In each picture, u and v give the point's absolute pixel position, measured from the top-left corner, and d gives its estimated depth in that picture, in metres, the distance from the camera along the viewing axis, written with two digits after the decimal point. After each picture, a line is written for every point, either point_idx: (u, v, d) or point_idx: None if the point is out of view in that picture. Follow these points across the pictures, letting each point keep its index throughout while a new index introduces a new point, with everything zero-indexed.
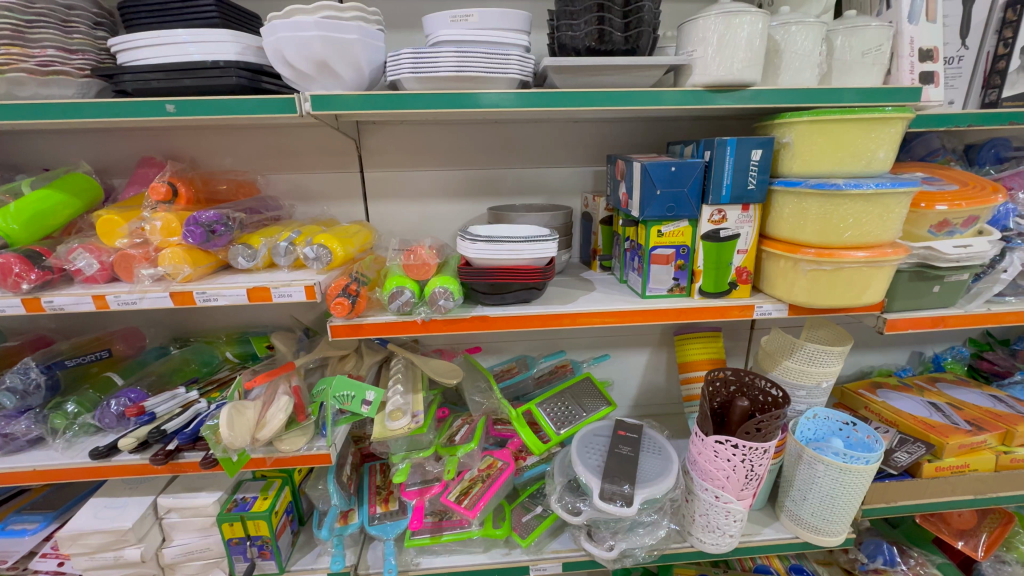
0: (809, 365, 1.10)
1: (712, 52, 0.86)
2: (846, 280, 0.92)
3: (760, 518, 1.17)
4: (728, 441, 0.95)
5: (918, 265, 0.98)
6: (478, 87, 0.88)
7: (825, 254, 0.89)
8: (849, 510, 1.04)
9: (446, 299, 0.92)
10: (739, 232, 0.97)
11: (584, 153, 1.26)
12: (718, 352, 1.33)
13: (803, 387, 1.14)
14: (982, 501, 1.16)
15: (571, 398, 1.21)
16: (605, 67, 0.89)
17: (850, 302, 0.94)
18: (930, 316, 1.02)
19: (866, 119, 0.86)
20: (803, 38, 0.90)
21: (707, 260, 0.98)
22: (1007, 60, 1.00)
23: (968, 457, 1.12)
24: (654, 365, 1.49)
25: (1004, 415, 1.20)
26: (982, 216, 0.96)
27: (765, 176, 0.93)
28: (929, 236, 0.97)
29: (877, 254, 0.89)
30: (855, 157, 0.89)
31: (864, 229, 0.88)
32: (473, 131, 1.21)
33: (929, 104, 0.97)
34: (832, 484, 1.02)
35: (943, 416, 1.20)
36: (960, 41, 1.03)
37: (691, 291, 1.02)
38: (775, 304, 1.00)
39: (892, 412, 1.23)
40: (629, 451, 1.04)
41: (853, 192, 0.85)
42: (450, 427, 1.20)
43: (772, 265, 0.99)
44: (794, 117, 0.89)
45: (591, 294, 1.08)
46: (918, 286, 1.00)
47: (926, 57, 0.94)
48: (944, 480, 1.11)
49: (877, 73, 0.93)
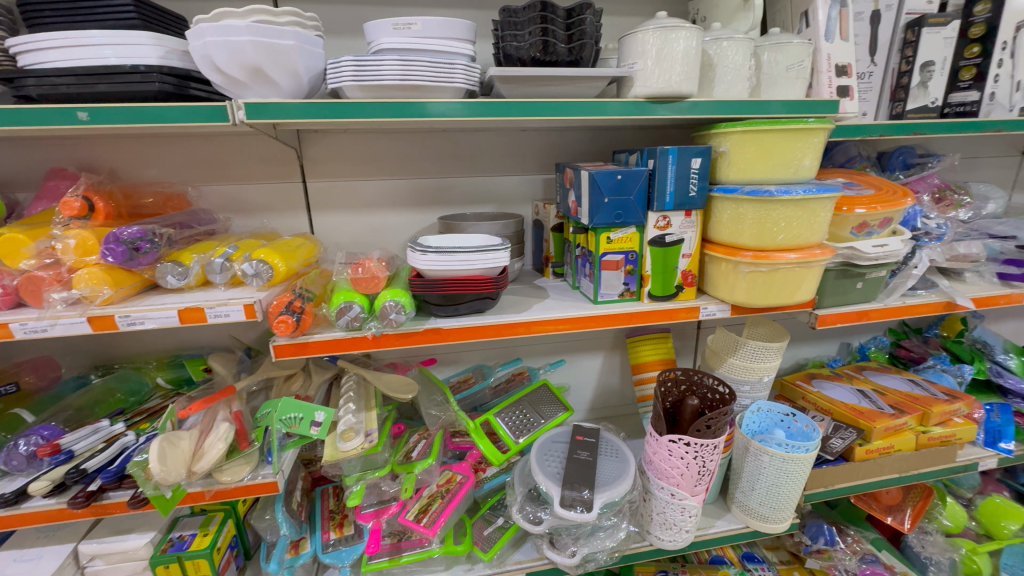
0: (752, 361, 1.17)
1: (651, 64, 0.89)
2: (781, 280, 0.98)
3: (713, 511, 1.21)
4: (681, 440, 0.98)
5: (843, 264, 1.06)
6: (423, 96, 0.86)
7: (761, 256, 0.94)
8: (792, 496, 1.10)
9: (397, 312, 0.89)
10: (683, 237, 1.01)
11: (532, 162, 1.27)
12: (668, 352, 1.38)
13: (747, 382, 1.20)
14: (906, 478, 1.26)
15: (528, 406, 1.21)
16: (550, 78, 0.90)
17: (785, 300, 1.00)
18: (855, 311, 1.10)
19: (792, 130, 0.92)
20: (733, 53, 0.95)
21: (655, 265, 1.01)
22: (909, 76, 1.09)
23: (893, 439, 1.21)
24: (608, 368, 1.52)
25: (922, 398, 1.31)
26: (894, 218, 1.05)
27: (705, 183, 0.97)
28: (851, 237, 1.04)
29: (807, 255, 0.96)
30: (784, 165, 0.94)
31: (795, 231, 0.94)
32: (420, 140, 1.19)
33: (846, 115, 1.05)
34: (777, 474, 1.07)
35: (870, 402, 1.30)
36: (870, 59, 1.10)
37: (640, 295, 1.05)
38: (719, 305, 1.05)
39: (826, 401, 1.32)
40: (587, 456, 1.04)
41: (783, 198, 0.90)
42: (406, 443, 1.17)
43: (714, 269, 1.04)
44: (727, 128, 0.94)
45: (544, 301, 1.09)
46: (843, 283, 1.08)
47: (841, 73, 1.02)
48: (873, 462, 1.20)
49: (799, 86, 1.00)
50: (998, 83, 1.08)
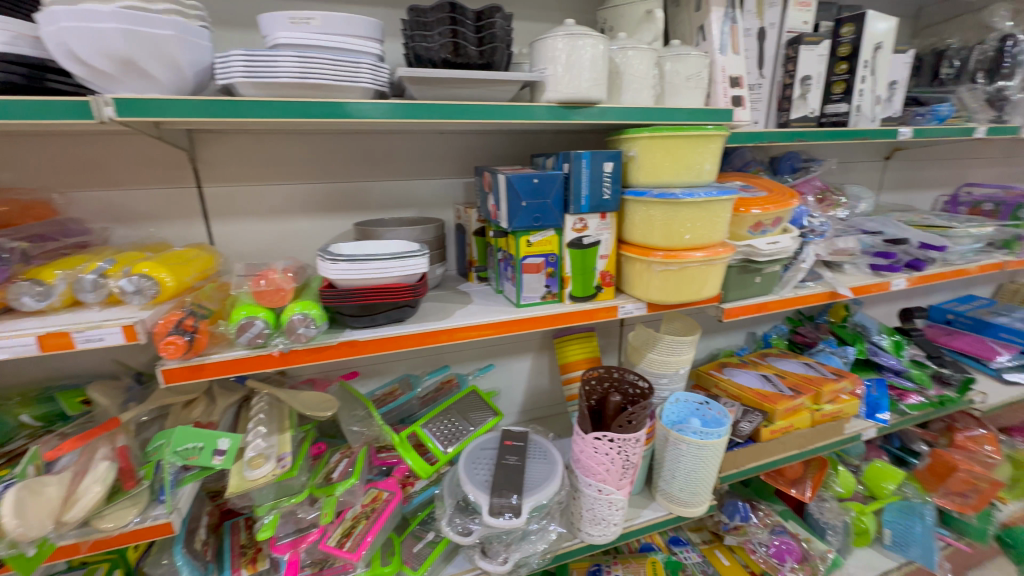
0: (668, 355, 1.23)
1: (562, 70, 0.91)
2: (689, 278, 1.04)
3: (639, 501, 1.26)
4: (605, 437, 1.01)
5: (743, 261, 1.14)
6: (326, 96, 0.81)
7: (671, 256, 1.00)
8: (707, 480, 1.17)
9: (306, 326, 0.84)
10: (600, 238, 1.03)
11: (452, 165, 1.25)
12: (593, 350, 1.42)
13: (665, 375, 1.26)
14: (805, 453, 1.39)
15: (457, 414, 1.21)
16: (462, 80, 0.89)
17: (694, 296, 1.07)
18: (755, 303, 1.19)
19: (693, 136, 0.98)
20: (638, 62, 0.99)
21: (574, 267, 1.03)
22: (791, 88, 1.21)
23: (792, 418, 1.33)
24: (537, 369, 1.53)
25: (815, 378, 1.45)
26: (784, 217, 1.15)
27: (618, 187, 1.00)
28: (749, 235, 1.12)
29: (711, 254, 1.02)
30: (688, 169, 1.00)
31: (700, 232, 1.00)
32: (331, 142, 1.13)
33: (741, 123, 1.14)
34: (693, 460, 1.14)
35: (772, 385, 1.42)
36: (759, 72, 1.20)
37: (561, 297, 1.06)
38: (636, 303, 1.09)
39: (735, 387, 1.43)
40: (516, 461, 1.03)
41: (687, 200, 0.96)
42: (327, 464, 1.10)
43: (630, 268, 1.08)
44: (635, 133, 0.98)
45: (468, 307, 1.07)
46: (744, 278, 1.16)
47: (735, 84, 1.11)
48: (777, 440, 1.31)
49: (698, 95, 1.06)
50: (863, 96, 1.22)
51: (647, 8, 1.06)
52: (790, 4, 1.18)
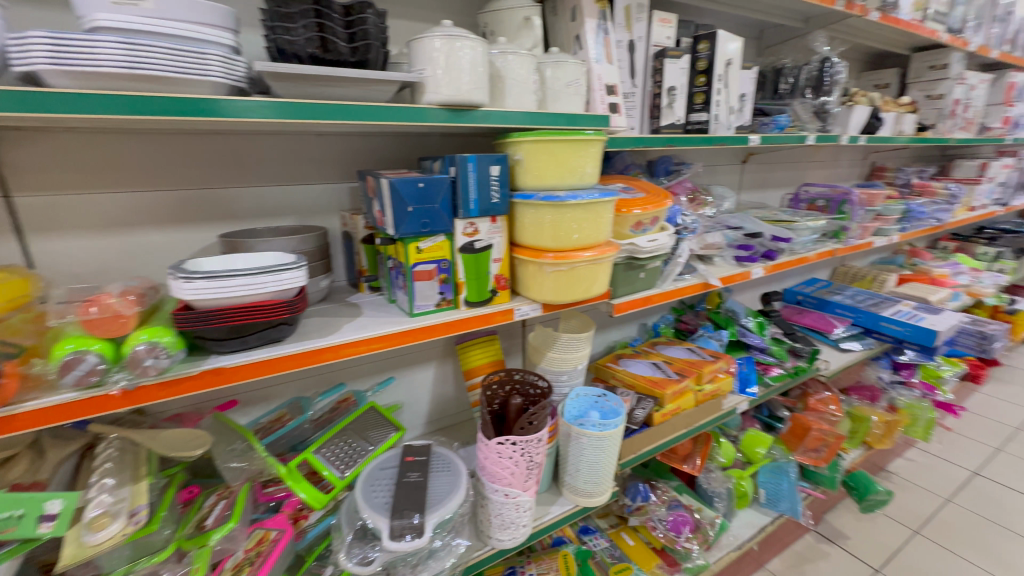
0: (566, 353, 1.27)
1: (441, 72, 0.88)
2: (579, 277, 1.07)
3: (547, 498, 1.28)
4: (507, 441, 1.00)
5: (627, 258, 1.21)
6: (164, 88, 0.70)
7: (560, 257, 1.02)
8: (608, 469, 1.22)
9: (157, 357, 0.72)
10: (492, 242, 1.03)
11: (333, 169, 1.17)
12: (496, 353, 1.41)
13: (565, 372, 1.30)
14: (692, 430, 1.52)
15: (355, 434, 1.13)
16: (333, 78, 0.83)
17: (584, 294, 1.11)
18: (641, 297, 1.27)
19: (574, 140, 1.01)
20: (518, 67, 1.00)
21: (468, 272, 1.02)
22: (659, 97, 1.31)
23: (680, 400, 1.44)
24: (441, 377, 1.50)
25: (697, 362, 1.59)
26: (660, 216, 1.24)
27: (506, 190, 1.00)
28: (631, 234, 1.19)
29: (598, 253, 1.07)
30: (571, 172, 1.03)
31: (586, 232, 1.04)
32: (185, 144, 0.99)
33: (618, 128, 1.20)
34: (594, 452, 1.18)
35: (662, 372, 1.53)
36: (631, 81, 1.27)
37: (457, 303, 1.04)
38: (531, 304, 1.11)
39: (630, 376, 1.52)
40: (418, 477, 0.99)
41: (571, 202, 0.99)
42: (200, 510, 0.97)
43: (524, 270, 1.09)
44: (519, 137, 0.99)
45: (358, 319, 1.01)
46: (630, 274, 1.23)
47: (610, 92, 1.17)
48: (668, 422, 1.41)
49: (577, 101, 1.10)
50: (719, 107, 1.37)
51: (525, 15, 1.08)
52: (654, 20, 1.28)
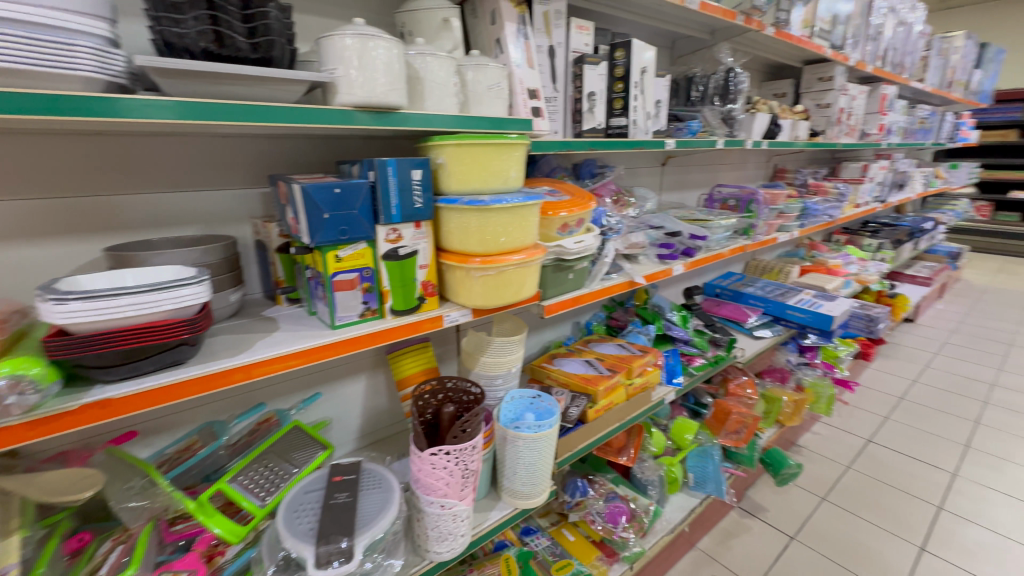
0: (499, 356, 1.27)
1: (354, 73, 0.84)
2: (508, 280, 1.07)
3: (486, 504, 1.27)
4: (441, 450, 0.98)
5: (556, 260, 1.23)
6: (21, 83, 0.61)
7: (488, 261, 1.01)
8: (545, 469, 1.23)
9: (23, 392, 0.62)
10: (417, 248, 1.00)
11: (242, 174, 1.09)
12: (429, 361, 1.38)
13: (499, 375, 1.30)
14: (625, 423, 1.57)
15: (275, 458, 1.06)
16: (232, 76, 0.76)
17: (514, 297, 1.11)
18: (570, 298, 1.30)
19: (497, 144, 1.00)
20: (437, 69, 0.98)
21: (392, 279, 0.98)
22: (581, 102, 1.34)
23: (612, 396, 1.49)
24: (373, 389, 1.44)
25: (627, 357, 1.66)
26: (586, 218, 1.27)
27: (429, 194, 0.98)
28: (558, 236, 1.21)
29: (525, 256, 1.07)
30: (495, 176, 1.03)
31: (513, 235, 1.04)
32: (57, 146, 0.87)
33: (541, 132, 1.22)
34: (531, 453, 1.19)
35: (594, 369, 1.57)
36: (553, 86, 1.29)
37: (383, 312, 1.01)
38: (460, 310, 1.10)
39: (564, 375, 1.55)
40: (346, 497, 0.94)
41: (496, 206, 0.98)
42: (93, 559, 0.85)
43: (452, 276, 1.07)
44: (441, 141, 0.97)
45: (274, 335, 0.94)
46: (559, 276, 1.26)
47: (532, 96, 1.18)
48: (601, 417, 1.45)
49: (500, 105, 1.10)
50: (636, 112, 1.44)
51: (444, 17, 1.06)
52: (572, 27, 1.31)
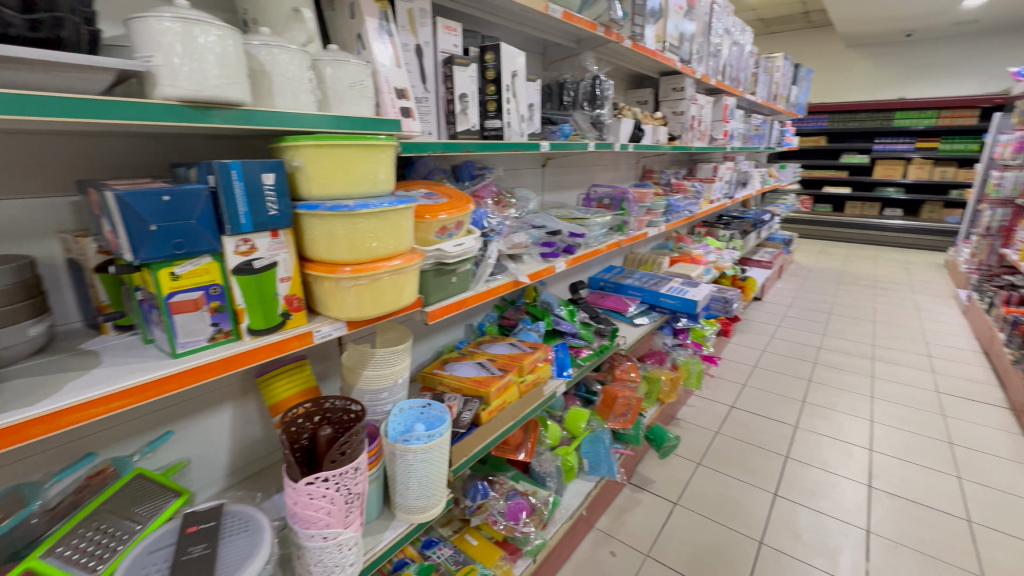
0: (383, 368, 1.21)
1: (178, 61, 0.73)
2: (384, 288, 1.02)
3: (378, 525, 1.20)
4: (318, 478, 0.90)
5: (436, 264, 1.20)
6: None
7: (359, 270, 0.95)
8: (439, 479, 1.20)
9: None
10: (276, 260, 0.90)
11: (41, 179, 0.89)
12: (308, 381, 1.26)
13: (385, 389, 1.23)
14: (520, 420, 1.60)
15: (111, 517, 0.88)
16: (3, 58, 0.61)
17: (392, 306, 1.06)
18: (455, 301, 1.28)
19: (361, 146, 0.95)
20: (286, 62, 0.89)
21: (248, 296, 0.87)
22: (453, 104, 1.32)
23: (504, 395, 1.51)
24: (242, 419, 1.29)
25: (518, 355, 1.69)
26: (465, 221, 1.26)
27: (286, 200, 0.89)
28: (437, 240, 1.19)
29: (402, 262, 1.03)
30: (362, 179, 0.97)
31: (386, 241, 0.99)
32: None
33: (413, 133, 1.18)
34: (422, 465, 1.15)
35: (486, 370, 1.58)
36: (423, 85, 1.26)
37: (239, 333, 0.89)
38: (333, 324, 1.02)
39: (456, 380, 1.53)
40: (203, 550, 0.82)
41: (364, 211, 0.93)
42: None
43: (320, 288, 0.99)
44: (296, 142, 0.88)
45: (94, 372, 0.78)
46: (441, 280, 1.23)
47: (401, 96, 1.13)
48: (495, 418, 1.46)
49: (365, 104, 1.04)
50: (510, 114, 1.46)
51: (294, 6, 0.97)
52: (439, 27, 1.29)
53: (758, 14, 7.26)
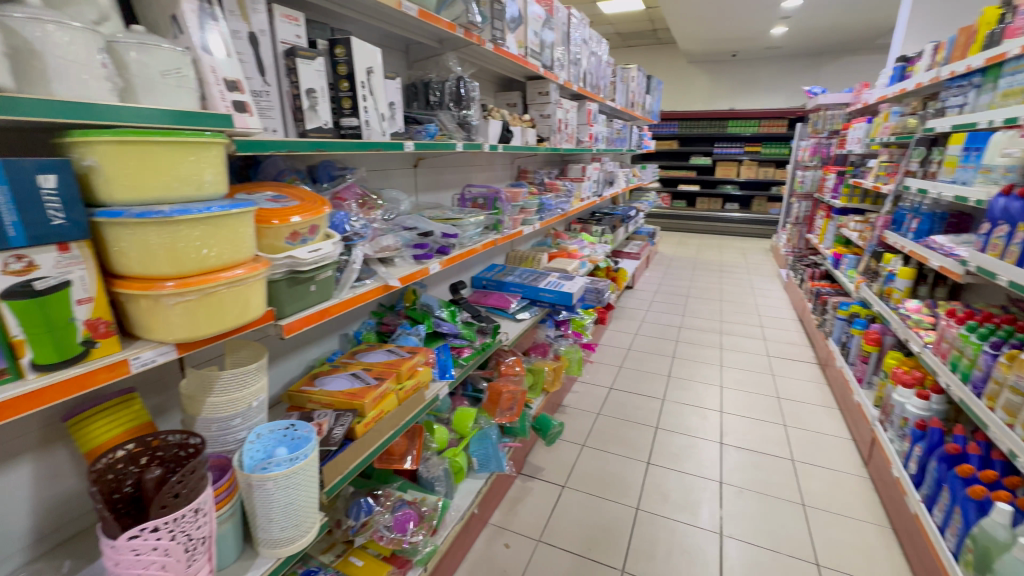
0: (232, 393, 1.08)
1: None
2: (223, 302, 0.91)
3: (238, 568, 1.07)
4: (146, 529, 0.77)
5: (289, 273, 1.11)
6: None
7: (186, 284, 0.84)
8: (308, 505, 1.11)
9: None
10: (67, 277, 0.74)
11: None
12: (140, 416, 1.07)
13: (237, 415, 1.10)
14: (401, 428, 1.55)
15: None
16: None
17: (235, 321, 0.95)
18: (316, 311, 1.20)
19: (179, 142, 0.83)
20: (67, 42, 0.74)
21: (27, 325, 0.71)
22: (300, 99, 1.23)
23: (381, 405, 1.45)
24: (49, 473, 1.06)
25: (395, 362, 1.63)
26: (321, 225, 1.18)
27: (76, 208, 0.74)
28: (288, 246, 1.09)
29: (243, 272, 0.93)
30: (184, 182, 0.85)
31: (221, 250, 0.89)
32: None
33: (251, 130, 1.07)
34: (287, 493, 1.05)
35: (361, 381, 1.50)
36: (261, 78, 1.15)
37: (20, 371, 0.73)
38: (158, 349, 0.88)
39: (327, 395, 1.43)
40: None
41: (186, 217, 0.81)
42: None
43: (137, 308, 0.85)
44: (89, 136, 0.74)
45: None
46: (297, 290, 1.14)
47: (232, 88, 1.01)
48: (373, 430, 1.39)
49: (186, 96, 0.91)
50: (368, 113, 1.41)
51: None
52: (277, 14, 1.19)
53: (615, 28, 7.97)
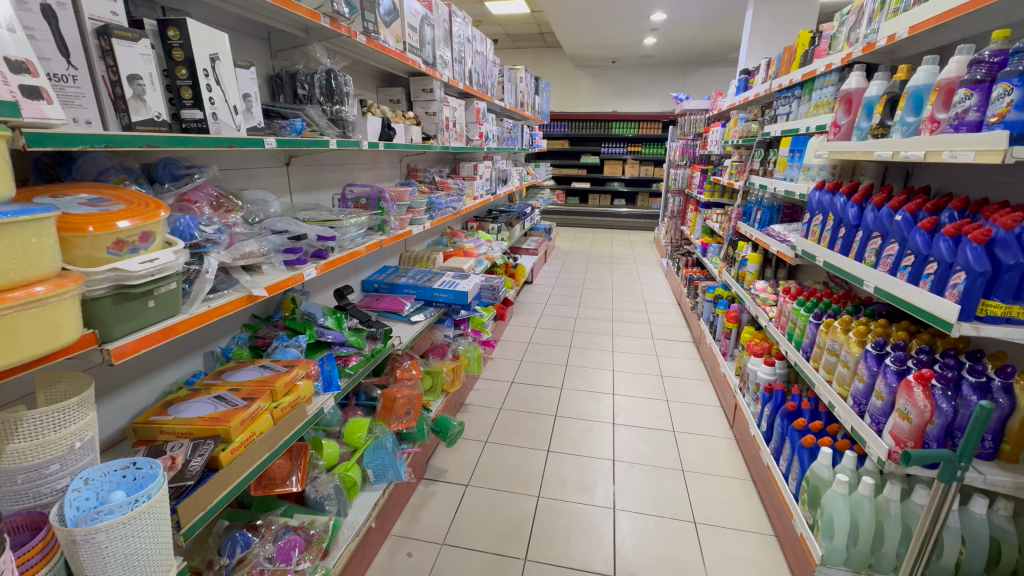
0: (42, 436, 0.90)
1: None
2: (20, 328, 0.75)
3: None
4: None
5: (114, 289, 0.95)
6: None
7: None
8: (157, 553, 0.96)
9: None
10: None
11: None
12: None
13: (54, 461, 0.92)
14: (279, 449, 1.42)
15: None
16: None
17: (39, 348, 0.79)
18: (158, 331, 1.06)
19: None
20: None
21: None
22: (121, 86, 1.06)
23: (251, 427, 1.31)
24: None
25: (269, 378, 1.50)
26: (157, 231, 1.02)
27: None
28: (112, 257, 0.92)
29: (46, 289, 0.78)
30: None
31: (8, 264, 0.73)
32: None
33: (52, 121, 0.89)
34: (125, 542, 0.89)
35: (226, 404, 1.35)
36: (64, 60, 0.97)
37: None
38: None
39: (183, 423, 1.27)
40: None
41: None
42: None
43: None
44: None
45: None
46: (128, 307, 0.98)
47: (19, 69, 0.82)
48: (241, 456, 1.26)
49: None
50: (215, 105, 1.26)
51: None
52: None
53: (504, 29, 8.14)
